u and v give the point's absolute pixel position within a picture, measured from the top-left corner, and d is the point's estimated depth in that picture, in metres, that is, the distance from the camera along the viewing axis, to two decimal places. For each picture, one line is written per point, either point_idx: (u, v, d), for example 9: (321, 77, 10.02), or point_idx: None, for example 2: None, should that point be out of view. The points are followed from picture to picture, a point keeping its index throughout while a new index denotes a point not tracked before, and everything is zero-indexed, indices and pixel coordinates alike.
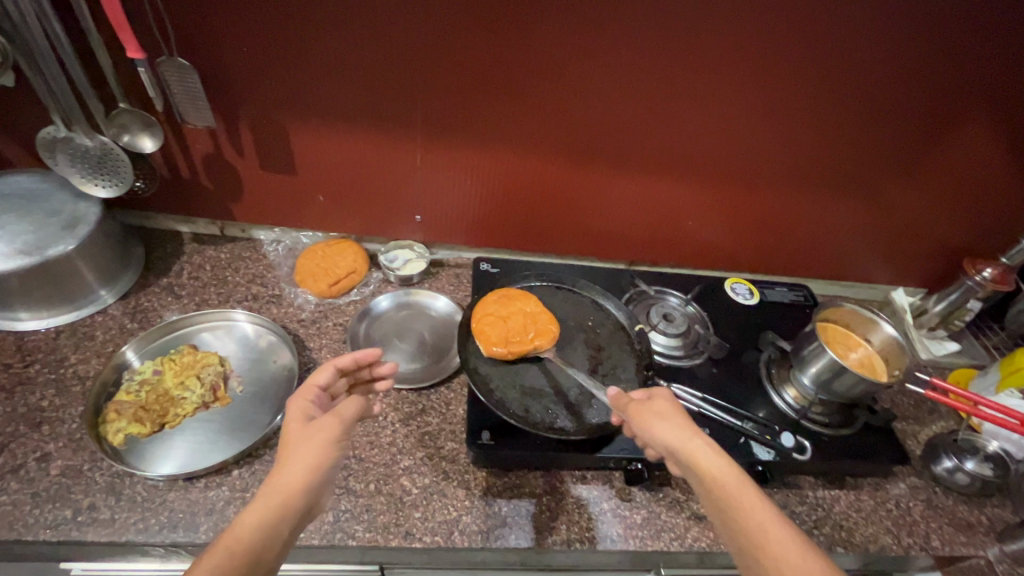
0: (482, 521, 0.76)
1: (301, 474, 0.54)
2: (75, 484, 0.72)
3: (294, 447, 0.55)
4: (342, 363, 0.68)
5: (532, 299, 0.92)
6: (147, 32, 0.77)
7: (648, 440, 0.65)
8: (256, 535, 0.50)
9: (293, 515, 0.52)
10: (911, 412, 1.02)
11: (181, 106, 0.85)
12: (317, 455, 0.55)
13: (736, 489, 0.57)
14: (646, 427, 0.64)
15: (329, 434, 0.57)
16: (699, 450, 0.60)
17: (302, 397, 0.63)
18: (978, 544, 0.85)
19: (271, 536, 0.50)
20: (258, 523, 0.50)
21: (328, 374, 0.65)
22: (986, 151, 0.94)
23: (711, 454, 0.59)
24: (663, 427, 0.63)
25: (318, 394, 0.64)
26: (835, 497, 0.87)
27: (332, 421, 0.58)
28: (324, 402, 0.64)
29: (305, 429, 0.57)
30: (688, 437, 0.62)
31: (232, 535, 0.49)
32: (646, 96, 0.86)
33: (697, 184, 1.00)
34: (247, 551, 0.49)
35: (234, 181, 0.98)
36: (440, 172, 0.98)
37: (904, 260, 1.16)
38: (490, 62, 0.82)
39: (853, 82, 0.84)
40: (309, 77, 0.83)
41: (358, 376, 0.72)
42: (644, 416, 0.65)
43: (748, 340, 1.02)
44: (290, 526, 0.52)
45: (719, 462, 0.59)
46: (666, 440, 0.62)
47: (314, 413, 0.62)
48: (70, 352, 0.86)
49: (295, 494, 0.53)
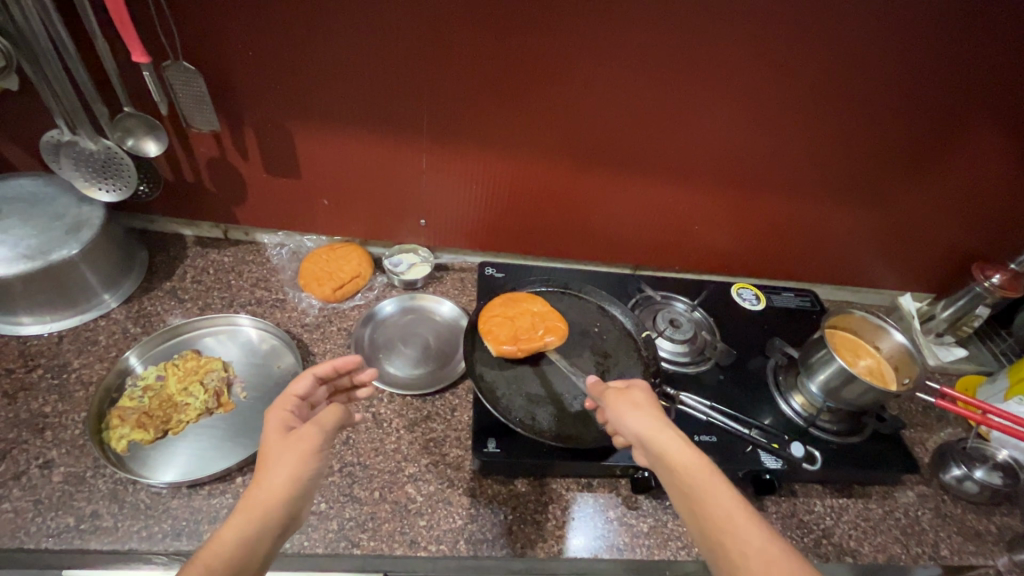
0: (487, 529, 0.75)
1: (281, 486, 0.53)
2: (77, 491, 0.72)
3: (273, 459, 0.55)
4: (321, 371, 0.66)
5: (539, 299, 0.93)
6: (152, 35, 0.77)
7: (621, 431, 0.65)
8: (235, 548, 0.49)
9: (273, 528, 0.52)
10: (919, 419, 1.02)
11: (186, 110, 0.84)
12: (298, 465, 0.54)
13: (705, 481, 0.56)
14: (620, 417, 0.64)
15: (310, 444, 0.56)
16: (669, 440, 0.60)
17: (281, 406, 0.61)
18: (988, 554, 0.84)
19: (252, 548, 0.50)
20: (236, 537, 0.50)
21: (306, 383, 0.63)
22: (996, 156, 0.93)
23: (683, 449, 0.59)
24: (636, 418, 0.63)
25: (298, 403, 0.63)
26: (843, 506, 0.86)
27: (312, 431, 0.57)
28: (302, 412, 0.63)
29: (284, 440, 0.56)
30: (659, 428, 0.61)
31: (210, 551, 0.48)
32: (653, 100, 0.86)
33: (704, 188, 1.00)
34: (225, 565, 0.48)
35: (239, 185, 0.98)
36: (445, 175, 0.97)
37: (911, 265, 1.15)
38: (496, 66, 0.81)
39: (861, 87, 0.83)
40: (315, 80, 0.82)
41: (337, 383, 0.71)
42: (619, 408, 0.65)
43: (755, 346, 1.01)
44: (271, 541, 0.52)
45: (689, 454, 0.58)
46: (637, 430, 0.62)
47: (294, 422, 0.60)
48: (73, 357, 0.86)
49: (274, 508, 0.52)
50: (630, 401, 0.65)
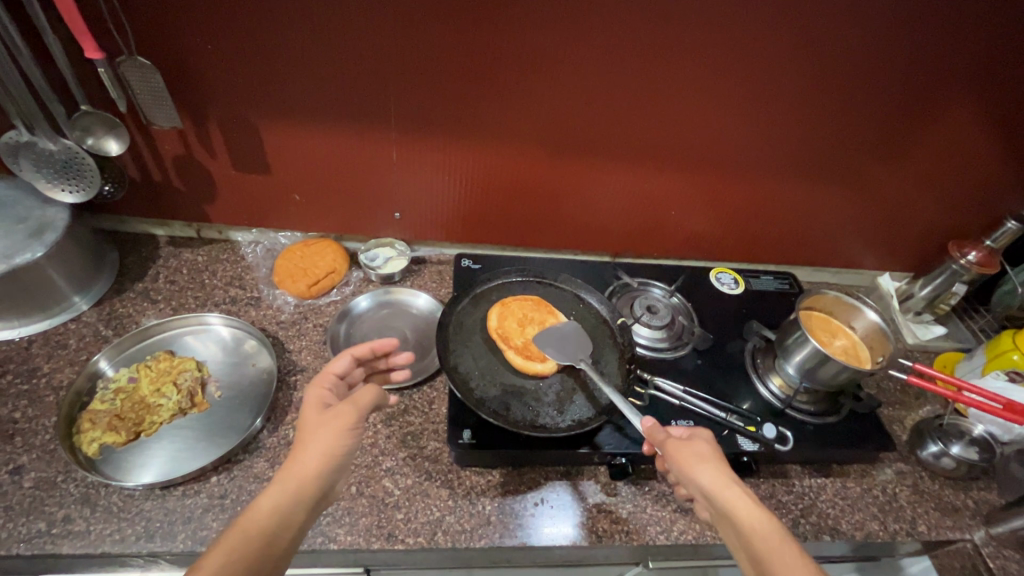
0: (465, 520, 0.75)
1: (315, 461, 0.59)
2: (48, 496, 0.71)
3: (311, 433, 0.61)
4: (358, 353, 0.74)
5: (513, 301, 0.91)
6: (104, 31, 0.74)
7: (686, 482, 0.64)
8: (272, 516, 0.55)
9: (306, 500, 0.58)
10: (897, 397, 1.03)
11: (145, 107, 0.82)
12: (332, 441, 0.60)
13: (776, 548, 0.56)
14: (685, 470, 0.63)
15: (344, 421, 0.62)
16: (739, 503, 0.59)
17: (320, 384, 0.68)
18: (965, 528, 0.86)
19: (288, 519, 0.56)
20: (272, 506, 0.56)
21: (344, 362, 0.71)
22: (971, 133, 0.93)
23: (749, 506, 0.59)
24: (703, 474, 0.62)
25: (335, 381, 0.70)
26: (822, 486, 0.87)
27: (347, 409, 0.63)
28: (338, 390, 0.69)
29: (320, 417, 0.63)
30: (727, 484, 0.61)
31: (250, 517, 0.54)
32: (623, 86, 0.85)
33: (680, 173, 0.99)
34: (262, 532, 0.54)
35: (208, 183, 0.96)
36: (419, 169, 0.97)
37: (889, 245, 1.16)
38: (463, 55, 0.80)
39: (833, 67, 0.83)
40: (280, 75, 0.81)
41: (374, 365, 0.81)
42: (682, 459, 0.64)
43: (733, 330, 1.01)
44: (303, 513, 0.58)
45: (759, 517, 0.58)
46: (705, 487, 0.61)
47: (329, 399, 0.67)
48: (43, 361, 0.84)
49: (308, 481, 0.58)
50: (698, 452, 0.64)
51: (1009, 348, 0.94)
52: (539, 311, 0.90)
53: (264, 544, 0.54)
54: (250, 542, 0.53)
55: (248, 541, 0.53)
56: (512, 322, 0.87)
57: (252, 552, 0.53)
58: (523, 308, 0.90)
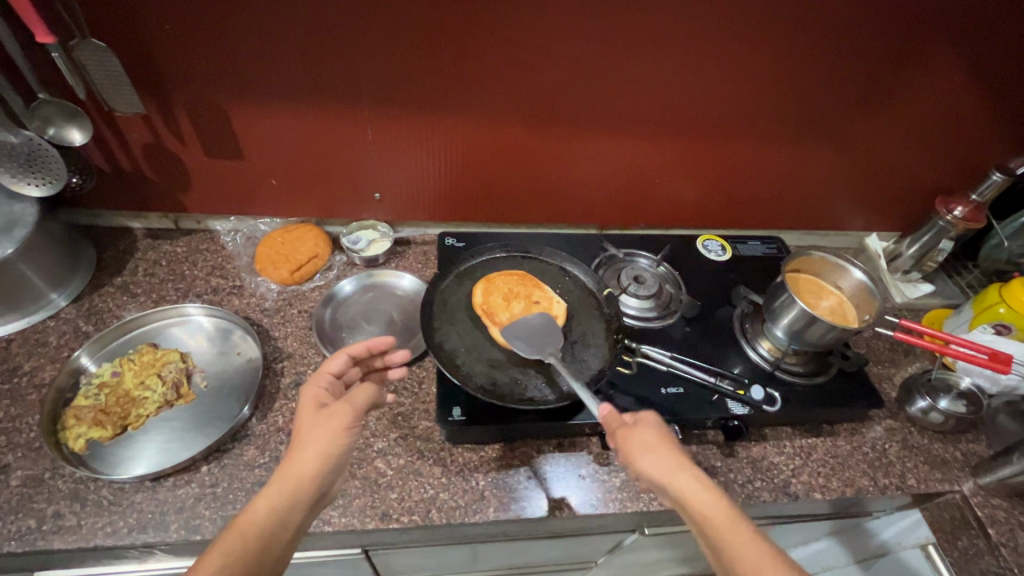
0: (459, 497, 0.76)
1: (313, 461, 0.58)
2: (36, 493, 0.70)
3: (307, 433, 0.60)
4: (355, 352, 0.71)
5: (499, 278, 0.89)
6: (53, 13, 0.71)
7: (634, 472, 0.65)
8: (266, 519, 0.55)
9: (304, 503, 0.58)
10: (886, 355, 1.03)
11: (105, 93, 0.79)
12: (330, 441, 0.60)
13: (730, 529, 0.57)
14: (632, 462, 0.64)
15: (340, 420, 0.61)
16: (690, 488, 0.60)
17: (315, 383, 0.67)
18: (954, 480, 0.87)
19: (286, 520, 0.56)
20: (268, 509, 0.56)
21: (340, 361, 0.68)
22: (955, 84, 0.91)
23: (699, 489, 0.59)
24: (647, 462, 0.62)
25: (331, 380, 0.68)
26: (813, 446, 0.87)
27: (344, 408, 0.62)
28: (335, 389, 0.68)
29: (317, 416, 0.62)
30: (675, 470, 0.61)
31: (246, 519, 0.54)
32: (597, 50, 0.82)
33: (662, 140, 0.98)
34: (257, 534, 0.54)
35: (180, 171, 0.94)
36: (396, 147, 0.94)
37: (876, 204, 1.15)
38: (429, 25, 0.77)
39: (812, 20, 0.80)
40: (242, 53, 0.78)
41: (370, 363, 0.76)
42: (631, 450, 0.64)
43: (720, 296, 1.01)
44: (301, 514, 0.57)
45: (710, 499, 0.59)
46: (650, 474, 0.62)
47: (326, 399, 0.65)
48: (23, 360, 0.83)
49: (305, 482, 0.58)
50: (642, 441, 0.64)
51: (996, 302, 0.94)
52: (524, 285, 0.88)
53: (262, 545, 0.54)
54: (247, 545, 0.53)
55: (247, 541, 0.53)
56: (498, 297, 0.85)
57: (248, 555, 0.53)
58: (508, 283, 0.88)
